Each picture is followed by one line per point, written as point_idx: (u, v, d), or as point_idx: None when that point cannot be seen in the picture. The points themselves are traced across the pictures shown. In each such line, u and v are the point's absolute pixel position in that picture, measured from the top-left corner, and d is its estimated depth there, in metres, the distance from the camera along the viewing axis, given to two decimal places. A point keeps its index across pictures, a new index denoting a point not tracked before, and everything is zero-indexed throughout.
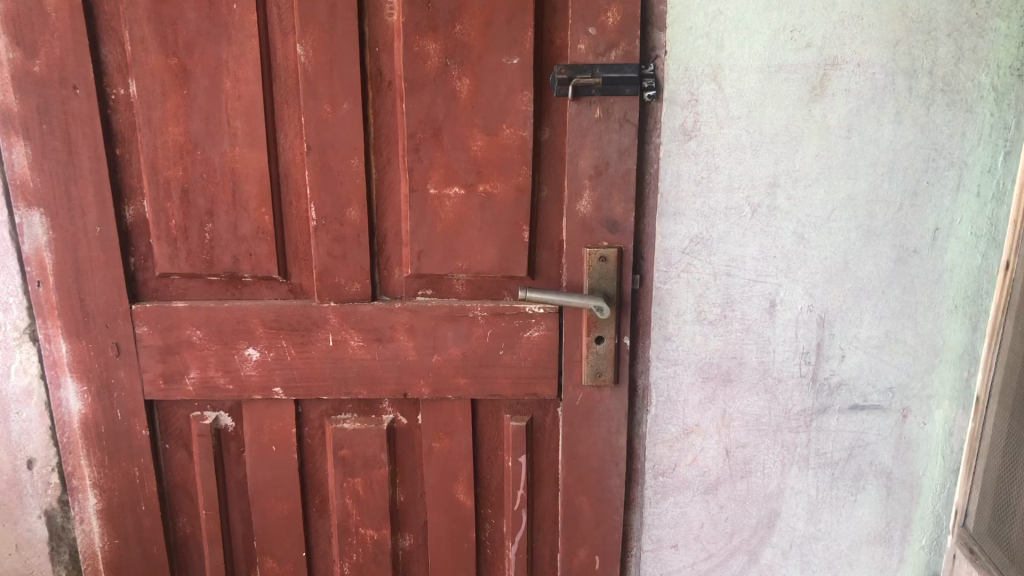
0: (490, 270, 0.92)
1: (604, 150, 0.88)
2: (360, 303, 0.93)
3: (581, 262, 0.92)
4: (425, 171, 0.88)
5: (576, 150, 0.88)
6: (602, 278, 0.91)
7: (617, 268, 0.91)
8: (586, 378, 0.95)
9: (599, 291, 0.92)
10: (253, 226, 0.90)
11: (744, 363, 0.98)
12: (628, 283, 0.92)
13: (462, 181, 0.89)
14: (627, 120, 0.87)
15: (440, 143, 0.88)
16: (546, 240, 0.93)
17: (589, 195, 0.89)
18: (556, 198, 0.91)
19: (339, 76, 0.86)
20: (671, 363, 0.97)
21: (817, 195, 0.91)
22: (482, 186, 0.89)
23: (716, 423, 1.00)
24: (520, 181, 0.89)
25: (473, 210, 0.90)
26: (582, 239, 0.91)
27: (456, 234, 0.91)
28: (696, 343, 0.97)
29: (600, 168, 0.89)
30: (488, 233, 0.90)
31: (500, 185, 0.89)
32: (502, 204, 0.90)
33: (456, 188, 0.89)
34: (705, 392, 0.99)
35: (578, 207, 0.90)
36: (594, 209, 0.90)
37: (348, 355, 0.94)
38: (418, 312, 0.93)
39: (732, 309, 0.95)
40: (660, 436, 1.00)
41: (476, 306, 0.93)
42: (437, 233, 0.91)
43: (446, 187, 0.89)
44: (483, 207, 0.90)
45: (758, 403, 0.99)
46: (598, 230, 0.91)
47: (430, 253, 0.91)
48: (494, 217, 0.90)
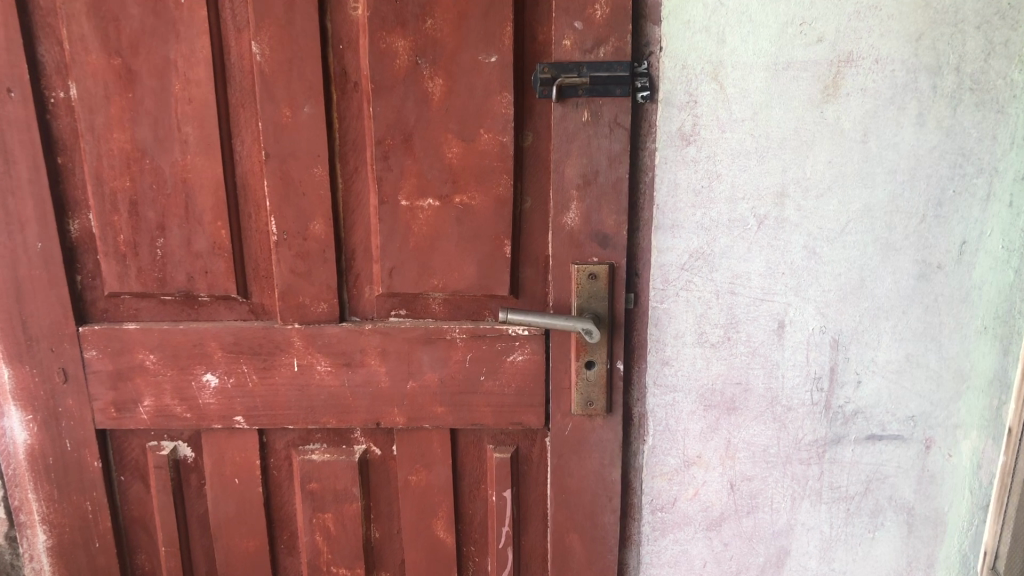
0: (468, 289, 0.84)
1: (593, 157, 0.79)
2: (327, 324, 0.85)
3: (569, 280, 0.83)
4: (396, 181, 0.80)
5: (561, 157, 0.80)
6: (591, 297, 0.83)
7: (608, 287, 0.83)
8: (575, 407, 0.87)
9: (589, 312, 0.83)
10: (208, 242, 0.83)
11: (750, 390, 0.89)
12: (621, 303, 0.84)
13: (436, 192, 0.81)
14: (619, 124, 0.78)
15: (411, 150, 0.79)
16: (530, 255, 0.84)
17: (576, 206, 0.81)
18: (541, 210, 0.83)
19: (299, 77, 0.78)
20: (669, 389, 0.89)
21: (830, 205, 0.83)
22: (459, 197, 0.81)
23: (720, 454, 0.91)
24: (500, 192, 0.80)
25: (449, 223, 0.81)
26: (570, 255, 0.83)
27: (431, 250, 0.82)
28: (696, 367, 0.88)
29: (588, 177, 0.80)
30: (465, 249, 0.82)
31: (478, 196, 0.81)
32: (480, 216, 0.81)
33: (430, 200, 0.81)
34: (707, 421, 0.90)
35: (565, 220, 0.82)
36: (582, 222, 0.81)
37: (314, 381, 0.87)
38: (391, 336, 0.85)
39: (736, 331, 0.87)
40: (658, 468, 0.92)
41: (454, 328, 0.85)
42: (410, 248, 0.82)
43: (419, 198, 0.81)
44: (459, 220, 0.81)
45: (766, 433, 0.91)
46: (586, 245, 0.82)
47: (403, 270, 0.83)
48: (471, 230, 0.82)
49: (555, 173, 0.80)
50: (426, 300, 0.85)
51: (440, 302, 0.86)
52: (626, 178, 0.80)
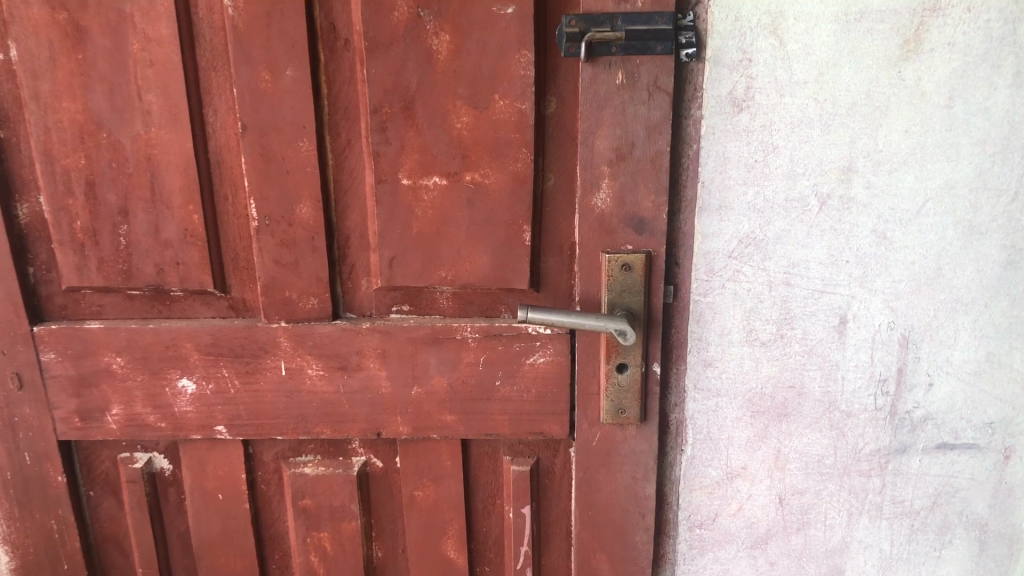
0: (481, 282, 0.72)
1: (628, 127, 0.67)
2: (319, 323, 0.74)
3: (599, 271, 0.72)
4: (396, 156, 0.68)
5: (590, 127, 0.67)
6: (625, 291, 0.71)
7: (645, 279, 0.71)
8: (605, 415, 0.76)
9: (623, 308, 0.72)
10: (178, 229, 0.71)
11: (805, 393, 0.78)
12: (660, 298, 0.72)
13: (443, 169, 0.69)
14: (659, 87, 0.66)
15: (414, 120, 0.67)
16: (553, 242, 0.72)
17: (608, 186, 0.69)
18: (565, 189, 0.71)
19: (279, 34, 0.65)
20: (712, 394, 0.77)
21: (905, 182, 0.70)
22: (470, 174, 0.69)
23: (768, 466, 0.80)
24: (518, 169, 0.69)
25: (459, 206, 0.70)
26: (599, 242, 0.71)
27: (437, 237, 0.71)
28: (744, 369, 0.77)
29: (622, 151, 0.68)
30: (477, 236, 0.71)
31: (492, 174, 0.69)
32: (495, 198, 0.69)
33: (436, 179, 0.69)
34: (754, 429, 0.79)
35: (594, 202, 0.70)
36: (614, 203, 0.70)
37: (305, 387, 0.76)
38: (392, 335, 0.74)
39: (791, 327, 0.75)
40: (697, 480, 0.81)
41: (465, 326, 0.74)
42: (414, 235, 0.71)
43: (423, 177, 0.69)
44: (471, 202, 0.69)
45: (821, 442, 0.79)
46: (618, 229, 0.70)
47: (405, 261, 0.72)
48: (485, 214, 0.70)
49: (583, 146, 0.68)
50: (433, 293, 0.74)
51: (448, 296, 0.74)
52: (667, 152, 0.67)
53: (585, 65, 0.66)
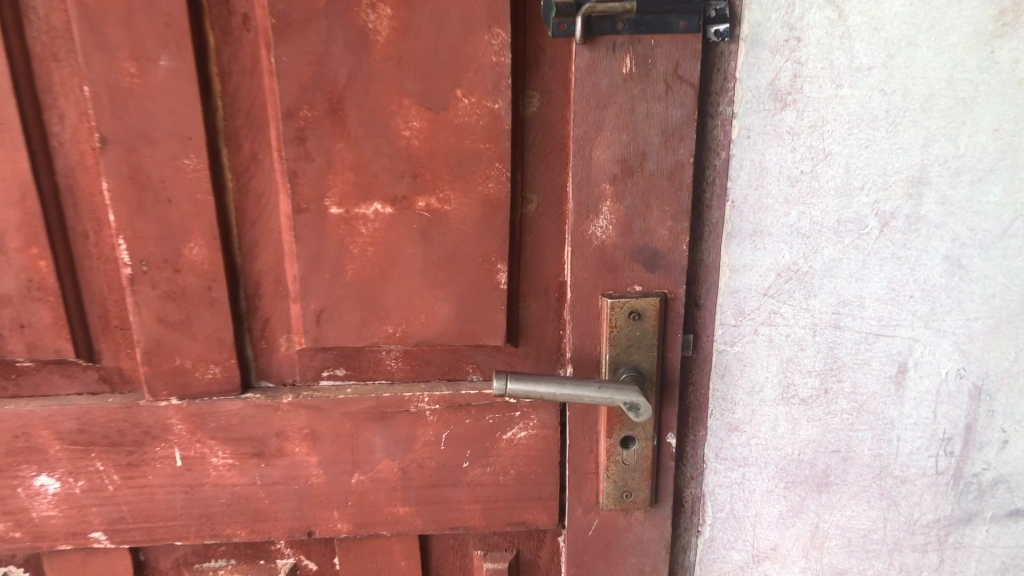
0: (442, 339, 0.54)
1: (637, 131, 0.50)
2: (223, 398, 0.55)
3: (597, 320, 0.55)
4: (320, 175, 0.50)
5: (587, 132, 0.50)
6: (633, 346, 0.54)
7: (659, 330, 0.54)
8: (605, 499, 0.59)
9: (630, 368, 0.54)
10: (18, 281, 0.51)
11: (851, 458, 0.62)
12: (678, 353, 0.55)
13: (387, 193, 0.50)
14: (680, 78, 0.49)
15: (345, 126, 0.49)
16: (533, 284, 0.55)
17: (609, 210, 0.52)
18: (551, 214, 0.53)
19: (146, 6, 0.46)
20: (738, 464, 0.61)
21: (990, 196, 0.54)
22: (424, 199, 0.50)
23: (803, 545, 0.65)
24: (488, 189, 0.51)
25: (410, 240, 0.51)
26: (597, 282, 0.54)
27: (381, 283, 0.52)
28: (778, 433, 0.60)
29: (629, 162, 0.51)
30: (435, 280, 0.52)
31: (454, 197, 0.51)
32: (457, 229, 0.51)
33: (376, 205, 0.50)
34: (788, 503, 0.63)
35: (592, 231, 0.52)
36: (618, 232, 0.53)
37: (208, 480, 0.57)
38: (326, 411, 0.55)
39: (837, 379, 0.59)
40: (717, 565, 0.65)
41: (422, 396, 0.56)
42: (349, 281, 0.52)
43: (359, 203, 0.50)
44: (426, 235, 0.51)
45: (868, 514, 0.64)
46: (623, 266, 0.53)
47: (338, 314, 0.53)
48: (446, 251, 0.52)
49: (576, 158, 0.51)
50: (378, 353, 0.56)
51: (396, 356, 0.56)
52: (689, 164, 0.50)
53: (579, 47, 0.49)
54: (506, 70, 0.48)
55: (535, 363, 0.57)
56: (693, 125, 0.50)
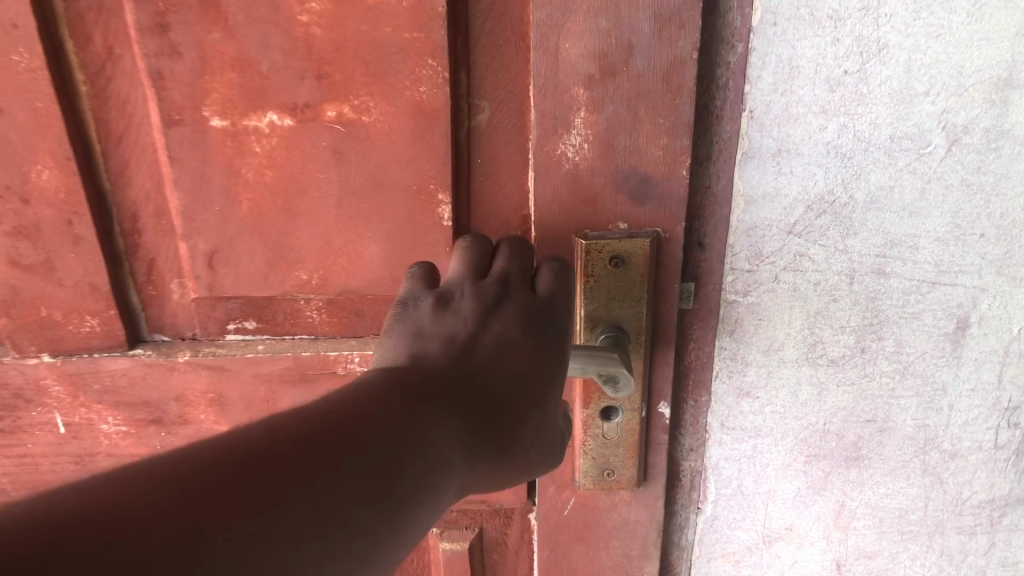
0: (372, 288, 0.43)
1: (622, 15, 0.37)
2: (106, 355, 0.45)
3: (569, 265, 0.43)
4: (194, 76, 0.37)
5: (551, 16, 0.37)
6: (616, 298, 0.42)
7: (650, 279, 0.42)
8: (582, 479, 0.48)
9: (612, 326, 0.43)
10: None
11: (890, 429, 0.50)
12: (674, 306, 0.44)
13: (285, 100, 0.38)
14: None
15: (219, 8, 0.36)
16: (490, 217, 0.43)
17: (583, 123, 0.39)
18: (507, 127, 0.41)
19: None
20: (749, 434, 0.50)
21: None
22: (334, 107, 0.38)
23: (825, 526, 0.54)
24: (421, 96, 0.38)
25: (322, 162, 0.39)
26: (568, 217, 0.42)
27: (287, 218, 0.41)
28: (800, 398, 0.49)
29: (610, 59, 0.38)
30: (358, 213, 0.41)
31: (374, 105, 0.38)
32: (382, 148, 0.39)
33: (272, 116, 0.38)
34: (808, 480, 0.52)
35: (560, 151, 0.40)
36: (594, 152, 0.40)
37: (100, 450, 0.48)
38: (234, 372, 0.45)
39: (878, 336, 0.47)
40: (720, 545, 0.55)
41: (351, 356, 0.45)
42: (245, 214, 0.41)
43: (249, 112, 0.38)
44: (341, 155, 0.39)
45: (906, 493, 0.53)
46: (603, 197, 0.41)
47: (236, 256, 0.42)
48: (369, 177, 0.40)
49: (537, 52, 0.38)
50: (296, 304, 0.44)
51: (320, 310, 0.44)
52: (692, 61, 0.37)
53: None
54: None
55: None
56: (697, 7, 0.36)
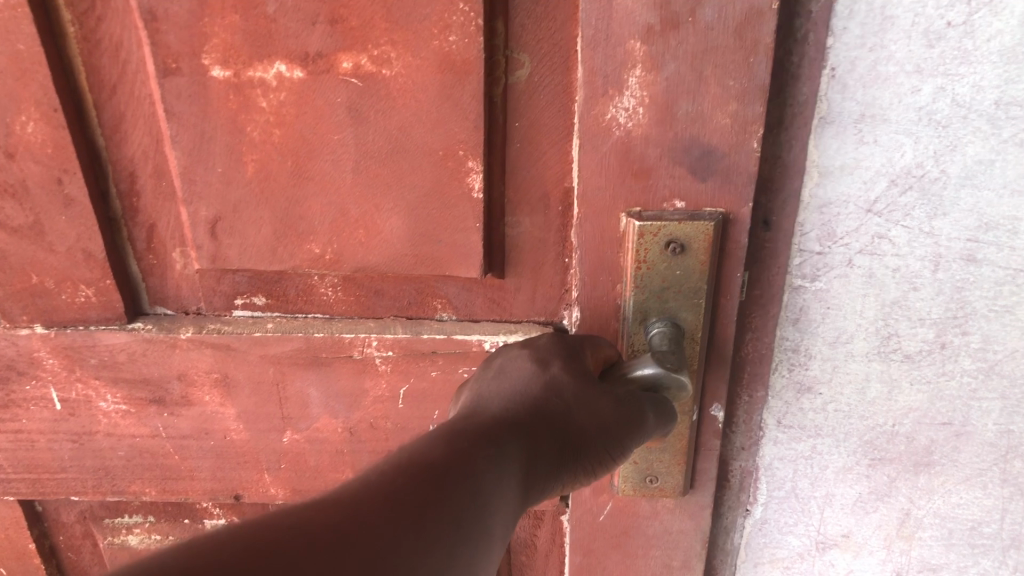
0: (387, 265, 0.40)
1: None
2: (104, 328, 0.43)
3: (618, 249, 0.39)
4: (192, 20, 0.34)
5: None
6: (672, 287, 0.38)
7: (712, 269, 0.38)
8: (622, 483, 0.44)
9: (665, 320, 0.39)
10: None
11: (966, 433, 0.45)
12: (736, 300, 0.39)
13: (296, 49, 0.35)
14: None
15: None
16: (521, 189, 0.39)
17: (639, 83, 0.35)
18: (546, 86, 0.37)
19: None
20: (806, 432, 0.46)
21: None
22: (350, 58, 0.35)
23: (887, 535, 0.49)
24: (450, 45, 0.34)
25: (336, 122, 0.36)
26: (618, 192, 0.37)
27: (297, 183, 0.38)
28: (867, 397, 0.44)
29: (673, 7, 0.33)
30: (378, 183, 0.38)
31: (397, 57, 0.35)
32: (405, 107, 0.36)
33: (279, 66, 0.35)
34: (871, 485, 0.47)
35: (610, 116, 0.36)
36: (651, 117, 0.35)
37: (99, 431, 0.46)
38: (240, 352, 0.43)
39: (962, 332, 0.42)
40: (768, 548, 0.50)
41: (369, 339, 0.42)
42: (251, 177, 0.38)
43: (254, 62, 0.35)
44: (358, 113, 0.36)
45: (979, 503, 0.47)
46: (657, 170, 0.37)
47: (241, 225, 0.39)
48: (387, 138, 0.37)
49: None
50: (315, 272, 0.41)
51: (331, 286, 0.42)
52: (772, 13, 0.32)
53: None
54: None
55: (528, 302, 0.42)
56: None
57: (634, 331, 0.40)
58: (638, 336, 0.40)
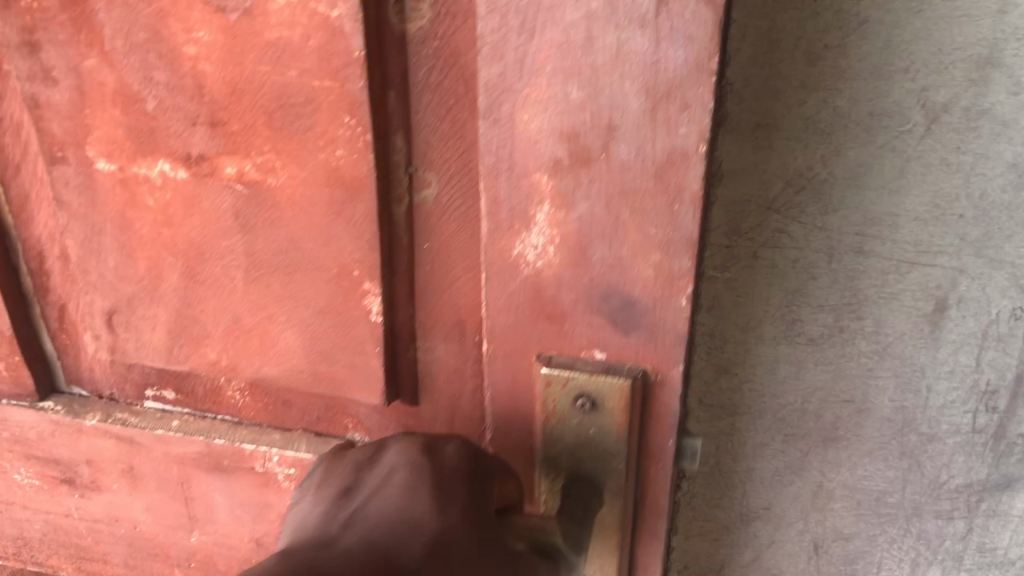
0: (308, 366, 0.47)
1: (597, 88, 0.36)
2: (18, 405, 0.55)
3: (534, 395, 0.44)
4: (76, 119, 0.44)
5: (504, 75, 0.37)
6: (597, 440, 0.44)
7: (635, 431, 0.44)
8: None
9: (581, 477, 0.45)
10: None
11: (869, 411, 0.50)
12: (664, 467, 0.46)
13: (179, 149, 0.43)
14: (653, 19, 0.34)
15: (90, 27, 0.41)
16: (429, 315, 0.46)
17: (549, 220, 0.39)
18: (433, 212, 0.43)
19: None
20: (725, 412, 0.51)
21: None
22: (235, 167, 0.43)
23: (803, 506, 0.54)
24: (340, 161, 0.41)
25: (226, 227, 0.44)
26: (532, 330, 0.43)
27: (190, 283, 0.46)
28: (777, 377, 0.49)
29: (585, 144, 0.37)
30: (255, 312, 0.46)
31: (281, 168, 0.42)
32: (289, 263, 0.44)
33: (163, 165, 0.44)
34: (787, 459, 0.52)
35: (517, 252, 0.41)
36: (561, 256, 0.40)
37: (21, 503, 0.59)
38: (145, 447, 0.54)
39: (857, 317, 0.47)
40: (699, 521, 0.56)
41: (270, 453, 0.52)
42: (141, 271, 0.47)
43: (137, 159, 0.44)
44: (245, 224, 0.44)
45: (884, 474, 0.53)
46: (571, 331, 0.42)
47: (136, 319, 0.49)
48: (283, 241, 0.44)
49: (488, 121, 0.38)
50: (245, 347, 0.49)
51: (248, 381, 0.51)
52: (695, 158, 0.36)
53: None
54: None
55: (448, 426, 0.49)
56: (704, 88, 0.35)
57: (544, 472, 0.46)
58: (549, 480, 0.46)
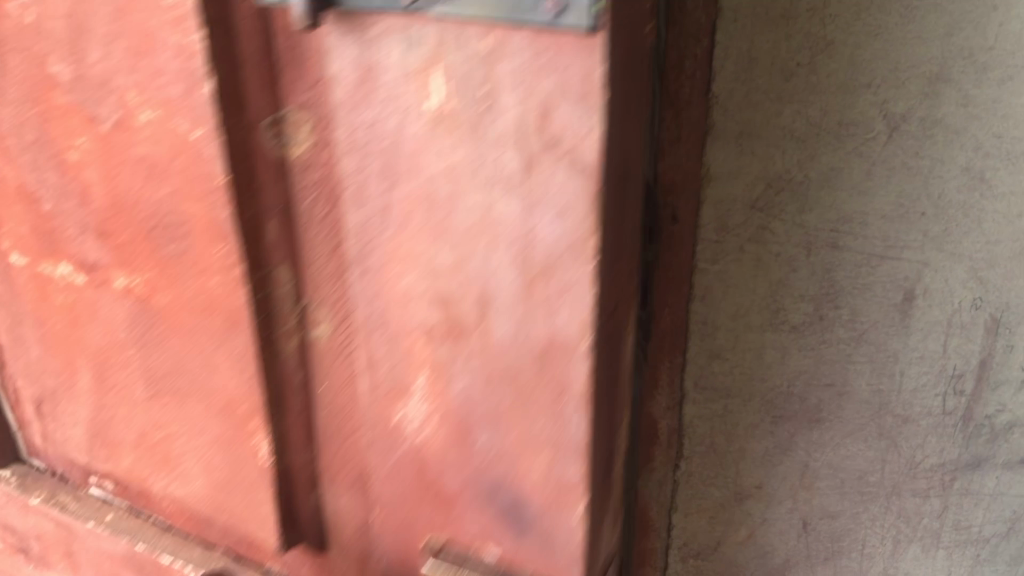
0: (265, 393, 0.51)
1: (431, 266, 0.44)
2: None
3: None
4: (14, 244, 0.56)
5: (391, 180, 0.43)
6: None
7: None
8: None
9: None
10: None
11: (848, 394, 0.56)
12: None
13: (77, 255, 0.53)
14: (521, 183, 0.40)
15: (43, 133, 0.50)
16: (329, 458, 0.55)
17: (429, 396, 0.48)
18: (329, 356, 0.51)
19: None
20: (720, 394, 0.57)
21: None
22: (131, 286, 0.52)
23: (791, 485, 0.59)
24: (214, 290, 0.49)
25: (123, 340, 0.55)
26: (447, 459, 0.49)
27: (123, 400, 0.57)
28: (765, 361, 0.55)
29: (526, 274, 0.41)
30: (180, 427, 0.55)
31: (168, 312, 0.52)
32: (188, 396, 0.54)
33: (65, 268, 0.54)
34: (775, 439, 0.58)
35: (402, 420, 0.49)
36: (441, 427, 0.48)
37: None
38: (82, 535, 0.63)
39: (834, 306, 0.53)
40: (697, 498, 0.61)
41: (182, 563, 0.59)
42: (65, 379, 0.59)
43: (45, 260, 0.55)
44: (143, 350, 0.54)
45: (864, 455, 0.58)
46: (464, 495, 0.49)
47: (58, 411, 0.62)
48: (172, 363, 0.53)
49: (361, 276, 0.47)
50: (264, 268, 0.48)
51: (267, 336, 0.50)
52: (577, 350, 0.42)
53: (339, 65, 0.42)
54: (153, 96, 0.45)
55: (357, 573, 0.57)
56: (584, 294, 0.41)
57: None
58: None
